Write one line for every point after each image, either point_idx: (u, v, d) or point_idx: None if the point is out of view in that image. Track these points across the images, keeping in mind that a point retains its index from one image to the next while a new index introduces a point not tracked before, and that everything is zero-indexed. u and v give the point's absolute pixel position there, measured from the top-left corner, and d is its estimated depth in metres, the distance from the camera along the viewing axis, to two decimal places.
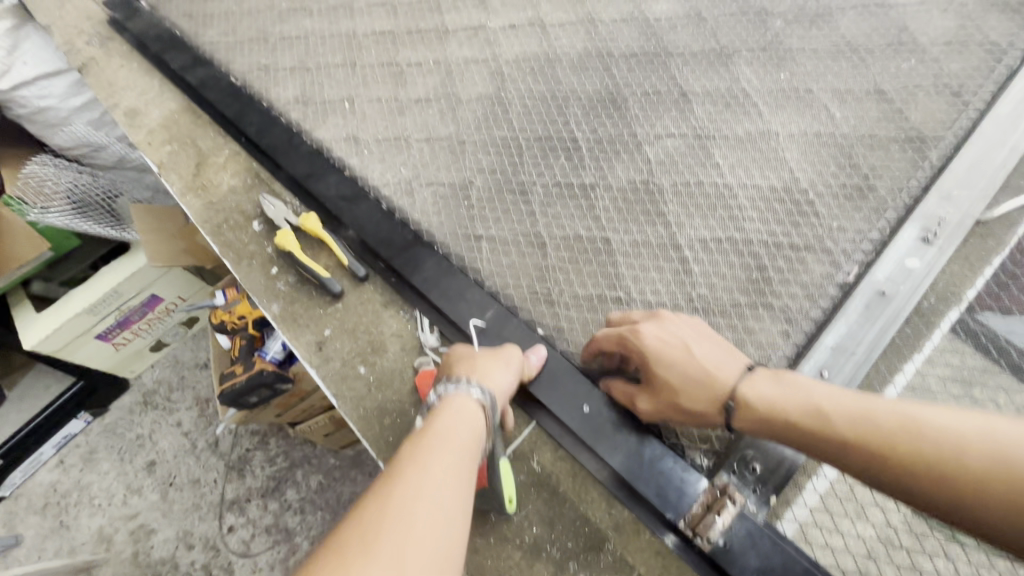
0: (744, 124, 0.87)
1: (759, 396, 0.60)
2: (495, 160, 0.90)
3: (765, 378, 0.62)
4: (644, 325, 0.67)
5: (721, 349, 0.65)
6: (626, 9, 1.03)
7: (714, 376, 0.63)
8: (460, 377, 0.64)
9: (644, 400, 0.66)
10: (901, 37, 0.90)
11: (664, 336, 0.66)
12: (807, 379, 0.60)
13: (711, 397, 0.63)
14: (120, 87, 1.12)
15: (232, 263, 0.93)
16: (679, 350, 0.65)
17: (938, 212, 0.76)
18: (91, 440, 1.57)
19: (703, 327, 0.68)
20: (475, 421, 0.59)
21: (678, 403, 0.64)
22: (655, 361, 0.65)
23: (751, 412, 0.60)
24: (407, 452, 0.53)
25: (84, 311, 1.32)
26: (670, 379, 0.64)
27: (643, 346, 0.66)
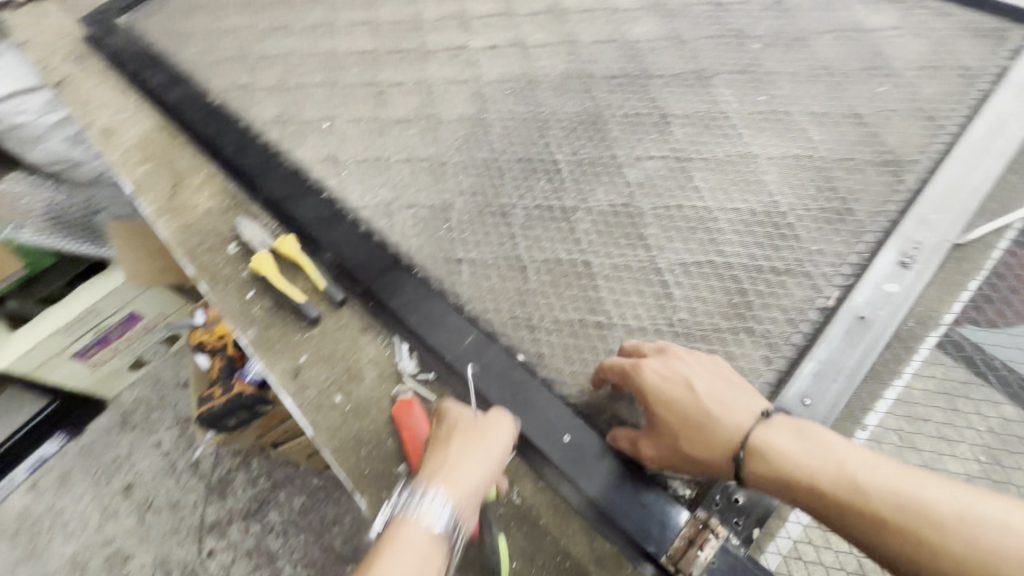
0: (724, 147, 0.87)
1: (778, 451, 0.58)
2: (476, 182, 0.89)
3: (784, 430, 0.59)
4: (650, 362, 0.65)
5: (734, 392, 0.63)
6: (606, 31, 1.03)
7: (725, 423, 0.60)
8: (421, 489, 0.61)
9: (647, 440, 0.64)
10: (876, 62, 0.92)
11: (670, 374, 0.64)
12: (834, 438, 0.58)
13: (720, 447, 0.60)
14: (96, 106, 1.10)
15: (207, 286, 0.90)
16: (685, 390, 0.62)
17: (915, 236, 0.75)
18: (65, 463, 1.51)
19: (721, 366, 0.66)
20: (425, 553, 0.58)
21: (681, 447, 0.62)
22: (661, 400, 0.63)
23: (766, 467, 0.58)
24: None
25: (60, 331, 1.27)
26: (675, 422, 0.62)
27: (646, 383, 0.64)
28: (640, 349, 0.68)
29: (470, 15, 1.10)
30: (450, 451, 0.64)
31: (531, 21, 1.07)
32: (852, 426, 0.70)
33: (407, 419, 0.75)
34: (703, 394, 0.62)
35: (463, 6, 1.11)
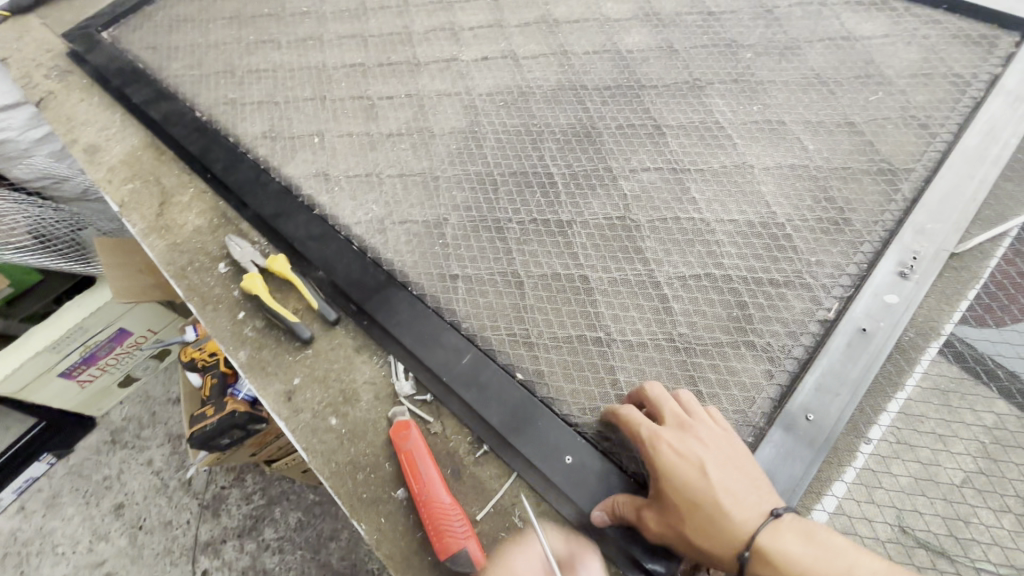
0: (719, 157, 0.86)
1: (788, 556, 0.54)
2: (470, 196, 0.88)
3: (795, 532, 0.56)
4: (667, 435, 0.62)
5: (748, 482, 0.60)
6: (598, 41, 1.03)
7: (733, 515, 0.57)
8: None
9: (651, 515, 0.61)
10: (868, 70, 0.92)
11: (684, 452, 0.61)
12: (843, 543, 0.55)
13: (725, 541, 0.57)
14: (80, 122, 1.08)
15: (196, 307, 0.88)
16: (698, 473, 0.59)
17: (912, 246, 0.76)
18: (54, 484, 1.48)
19: (739, 447, 0.62)
20: None
21: (686, 533, 0.58)
22: (672, 479, 0.60)
23: (773, 572, 0.54)
24: None
25: (46, 350, 1.23)
26: (682, 505, 0.59)
27: (660, 458, 0.61)
28: (658, 416, 0.65)
29: (461, 27, 1.09)
30: None
31: (522, 32, 1.06)
32: (856, 440, 0.68)
33: (404, 442, 0.73)
34: (716, 479, 0.59)
35: (454, 18, 1.10)
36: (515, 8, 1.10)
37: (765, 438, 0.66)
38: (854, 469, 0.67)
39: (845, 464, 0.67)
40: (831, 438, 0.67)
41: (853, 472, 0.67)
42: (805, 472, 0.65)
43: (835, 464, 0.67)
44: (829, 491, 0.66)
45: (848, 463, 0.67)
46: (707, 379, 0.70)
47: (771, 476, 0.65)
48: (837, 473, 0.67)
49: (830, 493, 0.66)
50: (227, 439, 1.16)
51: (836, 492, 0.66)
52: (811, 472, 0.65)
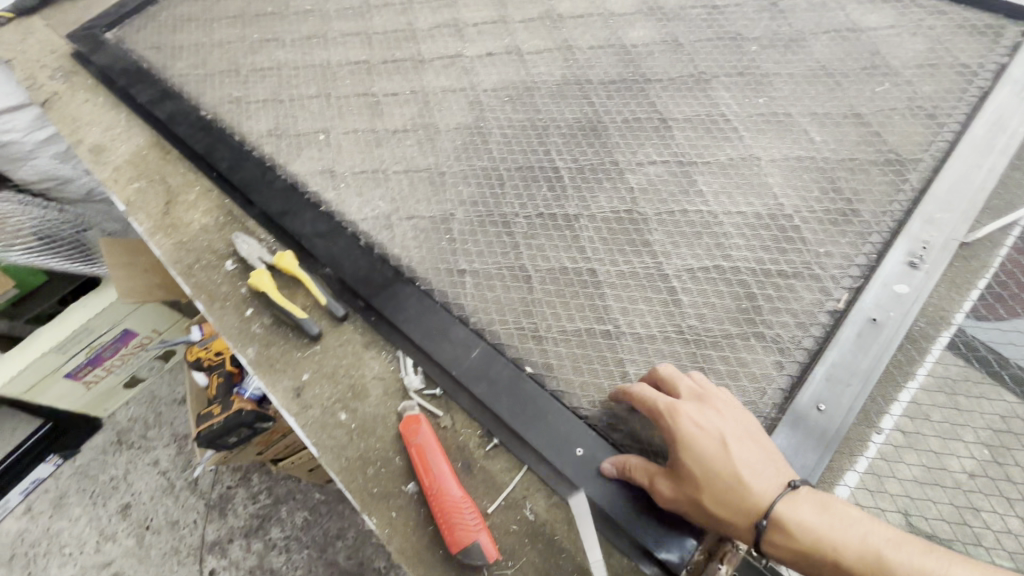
0: (725, 150, 0.86)
1: (804, 525, 0.55)
2: (476, 192, 0.88)
3: (811, 503, 0.57)
4: (687, 408, 0.62)
5: (765, 454, 0.60)
6: (603, 36, 1.03)
7: (752, 487, 0.57)
8: None
9: (666, 485, 0.61)
10: (874, 61, 0.92)
11: (705, 425, 0.60)
12: (855, 511, 0.57)
13: (742, 512, 0.57)
14: (85, 123, 1.08)
15: (204, 305, 0.88)
16: (718, 445, 0.59)
17: (922, 236, 0.76)
18: (61, 484, 1.48)
19: (755, 421, 0.62)
20: None
21: (704, 504, 0.58)
22: (691, 452, 0.59)
23: (788, 540, 0.56)
24: None
25: (53, 350, 1.23)
26: (701, 477, 0.58)
27: (679, 430, 0.61)
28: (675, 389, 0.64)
29: (465, 23, 1.09)
30: None
31: (527, 28, 1.06)
32: (867, 430, 0.68)
33: (414, 437, 0.73)
34: (736, 452, 0.58)
35: (458, 14, 1.10)
36: (519, 3, 1.10)
37: (777, 428, 0.67)
38: (866, 459, 0.67)
39: (856, 454, 0.67)
40: (843, 428, 0.67)
41: (865, 462, 0.67)
42: (817, 462, 0.65)
43: (847, 455, 0.67)
44: (841, 481, 0.66)
45: (860, 453, 0.67)
46: (717, 371, 0.70)
47: None
48: (849, 464, 0.67)
49: (842, 484, 0.66)
50: (234, 437, 1.16)
51: (848, 482, 0.66)
52: (823, 463, 0.65)
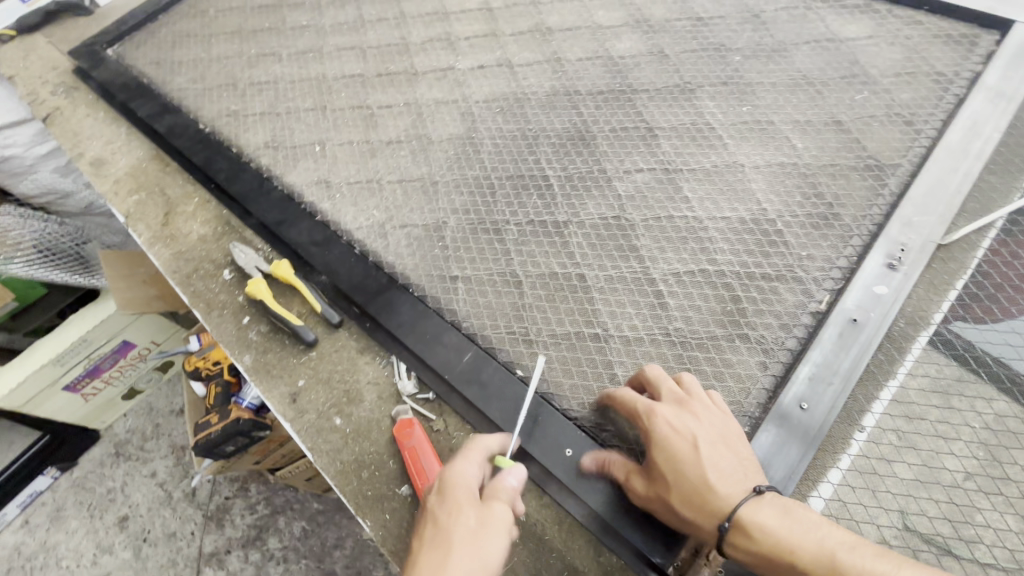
0: (710, 157, 0.89)
1: (764, 529, 0.56)
2: (468, 200, 0.90)
3: (774, 506, 0.58)
4: (663, 411, 0.63)
5: (736, 459, 0.61)
6: (591, 48, 1.05)
7: (718, 489, 0.59)
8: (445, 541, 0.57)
9: (639, 481, 0.64)
10: (854, 70, 0.94)
11: (679, 427, 0.62)
12: (817, 517, 0.58)
13: (706, 513, 0.59)
14: (86, 137, 1.11)
15: (202, 313, 0.90)
16: (689, 446, 0.61)
17: (900, 238, 0.78)
18: (58, 497, 1.49)
19: (734, 427, 0.63)
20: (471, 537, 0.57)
21: (671, 503, 0.61)
22: (663, 452, 0.61)
23: (748, 542, 0.57)
24: (432, 532, 0.58)
25: (50, 363, 1.24)
26: (670, 476, 0.61)
27: (654, 431, 0.63)
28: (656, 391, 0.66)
29: (457, 37, 1.12)
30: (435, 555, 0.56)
31: (517, 41, 1.09)
32: (850, 428, 0.70)
33: (407, 440, 0.74)
34: (705, 455, 0.60)
35: (450, 28, 1.13)
36: (509, 17, 1.13)
37: (761, 427, 0.68)
38: (849, 456, 0.69)
39: (839, 452, 0.69)
40: (824, 425, 0.68)
41: (848, 459, 0.69)
42: (800, 460, 0.67)
43: (830, 452, 0.69)
44: (824, 478, 0.68)
45: (843, 450, 0.69)
46: (703, 372, 0.72)
47: (768, 463, 0.66)
48: (832, 461, 0.68)
49: (825, 481, 0.68)
50: (231, 446, 1.17)
51: (832, 479, 0.68)
52: (806, 460, 0.67)
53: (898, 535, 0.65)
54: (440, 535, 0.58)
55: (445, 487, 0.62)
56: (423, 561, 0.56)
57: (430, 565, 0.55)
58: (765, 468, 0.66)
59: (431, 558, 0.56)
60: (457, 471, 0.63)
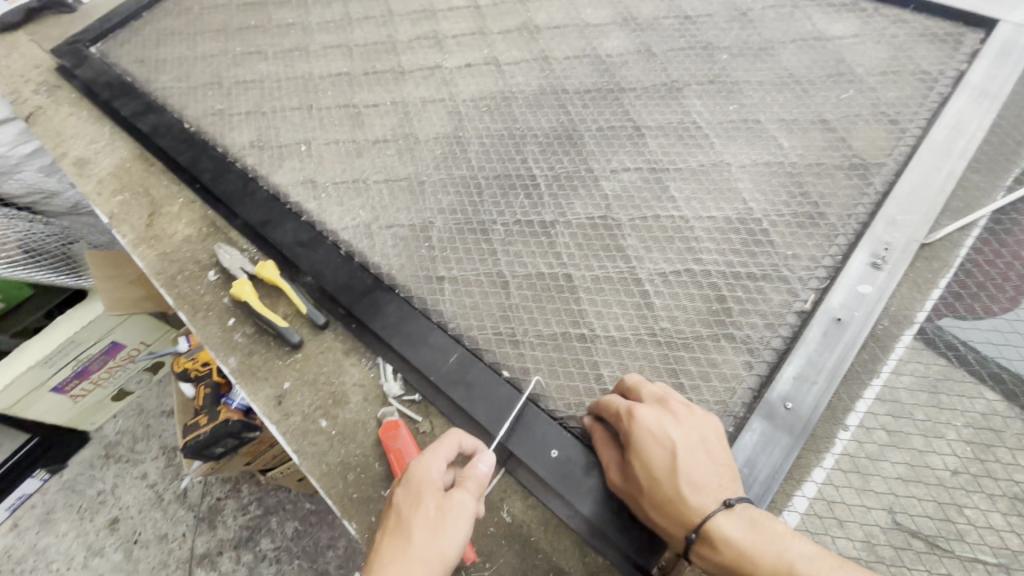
0: (697, 156, 0.89)
1: (729, 540, 0.56)
2: (455, 200, 0.90)
3: (742, 518, 0.57)
4: (645, 414, 0.62)
5: (711, 468, 0.60)
6: (579, 46, 1.05)
7: (689, 498, 0.58)
8: (406, 530, 0.58)
9: (617, 481, 0.64)
10: (840, 68, 0.94)
11: (658, 431, 0.61)
12: (782, 529, 0.58)
13: (676, 522, 0.59)
14: (69, 136, 1.09)
15: (187, 315, 0.89)
16: (665, 453, 0.60)
17: (884, 237, 0.78)
18: (47, 499, 1.47)
19: (713, 433, 0.62)
20: (432, 528, 0.58)
21: (644, 507, 0.61)
22: (640, 457, 0.61)
23: (713, 553, 0.57)
24: (395, 521, 0.59)
25: (37, 364, 1.23)
26: (644, 483, 0.61)
27: (634, 434, 0.62)
28: (637, 393, 0.65)
29: (445, 35, 1.11)
30: (396, 543, 0.57)
31: (505, 39, 1.09)
32: (834, 427, 0.70)
33: (393, 442, 0.74)
34: (681, 463, 0.59)
35: (437, 26, 1.13)
36: (496, 15, 1.12)
37: (746, 426, 0.68)
38: (833, 455, 0.69)
39: (823, 451, 0.69)
40: (809, 425, 0.68)
41: (832, 458, 0.69)
42: (784, 459, 0.67)
43: (815, 451, 0.69)
44: (808, 477, 0.68)
45: (827, 449, 0.69)
46: (689, 371, 0.72)
47: (752, 463, 0.66)
48: (816, 460, 0.69)
49: (809, 480, 0.68)
50: (221, 447, 1.16)
51: (816, 478, 0.68)
52: (791, 459, 0.67)
53: (882, 532, 0.66)
54: (402, 523, 0.59)
55: (409, 476, 0.61)
56: (384, 548, 0.58)
57: (390, 553, 0.57)
58: (750, 468, 0.66)
59: (392, 546, 0.57)
60: (421, 460, 0.62)
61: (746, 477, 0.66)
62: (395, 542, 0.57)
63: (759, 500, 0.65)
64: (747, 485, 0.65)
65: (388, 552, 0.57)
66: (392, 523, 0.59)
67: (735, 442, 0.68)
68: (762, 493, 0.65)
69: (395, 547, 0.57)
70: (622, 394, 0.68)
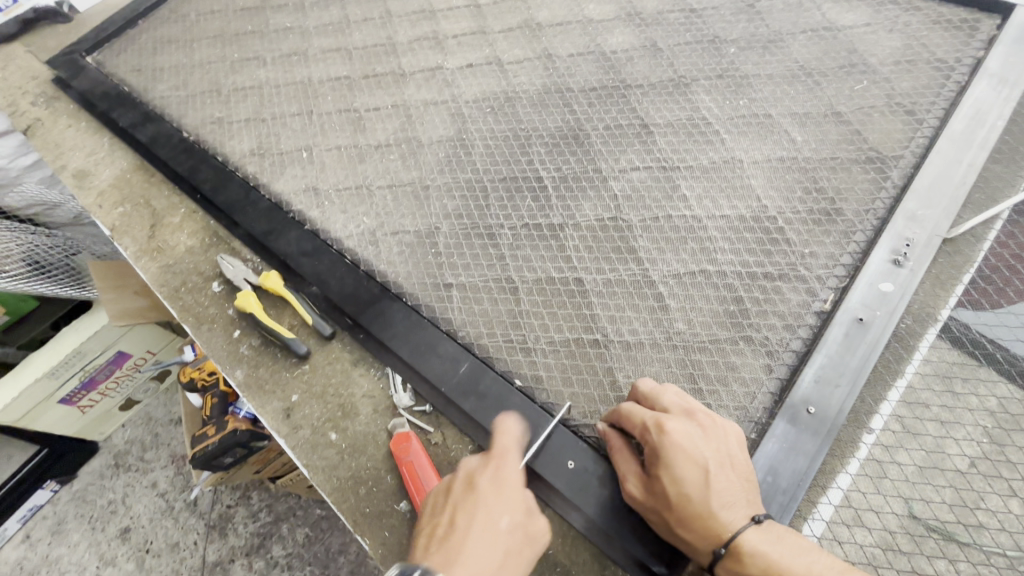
0: (708, 153, 0.86)
1: (760, 555, 0.55)
2: (461, 204, 0.88)
3: (768, 531, 0.56)
4: (672, 423, 0.61)
5: (738, 482, 0.59)
6: (582, 43, 1.03)
7: (720, 510, 0.57)
8: (492, 538, 0.58)
9: (638, 493, 0.62)
10: (852, 59, 0.92)
11: (688, 442, 0.59)
12: (807, 542, 0.56)
13: (704, 536, 0.57)
14: (67, 148, 1.08)
15: (192, 328, 0.88)
16: (696, 467, 0.58)
17: (905, 233, 0.76)
18: (59, 510, 1.47)
19: (741, 445, 0.61)
20: (517, 543, 0.59)
21: (669, 521, 0.59)
22: (669, 469, 0.59)
23: (739, 567, 0.55)
24: (484, 523, 0.58)
25: (45, 376, 1.21)
26: (672, 496, 0.58)
27: (662, 444, 0.60)
28: (661, 403, 0.63)
29: (445, 35, 1.09)
30: (482, 548, 0.57)
31: (506, 38, 1.06)
32: (858, 431, 0.68)
33: (405, 455, 0.73)
34: (713, 475, 0.58)
35: (437, 26, 1.11)
36: (497, 14, 1.10)
37: (767, 434, 0.66)
38: (858, 461, 0.67)
39: (847, 456, 0.67)
40: (835, 428, 0.66)
41: (857, 463, 0.67)
42: (809, 466, 0.65)
43: (838, 457, 0.67)
44: (833, 484, 0.66)
45: (851, 454, 0.67)
46: (706, 376, 0.70)
47: (774, 471, 0.65)
48: (841, 465, 0.67)
49: (835, 486, 0.66)
50: (230, 457, 1.15)
51: (841, 484, 0.66)
52: (816, 465, 0.65)
53: (901, 524, 0.64)
54: (488, 527, 0.58)
55: (501, 481, 0.62)
56: (468, 550, 0.57)
57: (477, 558, 0.56)
58: (773, 476, 0.64)
59: (478, 550, 0.57)
60: (513, 471, 0.63)
61: (769, 486, 0.64)
62: (483, 545, 0.57)
63: (784, 510, 0.63)
64: (770, 495, 0.64)
65: (472, 555, 0.56)
66: (480, 525, 0.58)
67: (757, 450, 0.66)
68: (787, 503, 0.63)
69: (481, 550, 0.57)
70: (638, 404, 0.66)
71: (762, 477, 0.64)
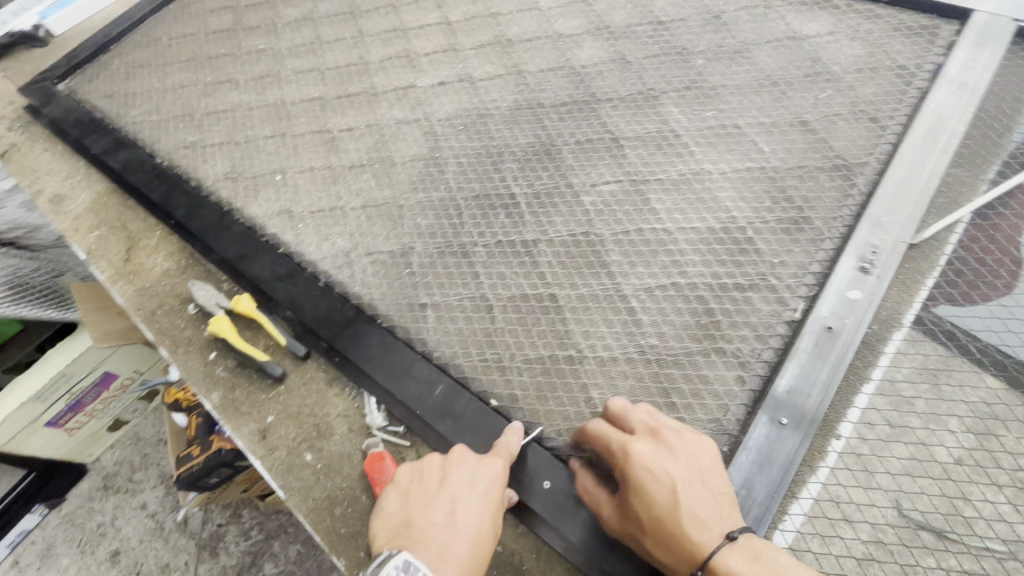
0: (677, 166, 0.87)
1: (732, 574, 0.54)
2: (434, 223, 0.88)
3: (743, 551, 0.56)
4: (639, 445, 0.61)
5: (712, 500, 0.59)
6: (553, 59, 1.03)
7: (695, 527, 0.57)
8: (486, 538, 0.60)
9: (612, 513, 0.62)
10: (816, 68, 0.93)
11: (656, 463, 0.59)
12: (785, 560, 0.56)
13: (679, 556, 0.57)
14: (44, 173, 1.07)
15: (168, 351, 0.87)
16: (664, 488, 0.58)
17: (871, 240, 0.77)
18: (48, 534, 1.44)
19: (714, 454, 0.61)
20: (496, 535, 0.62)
21: (645, 541, 0.59)
22: (638, 491, 0.59)
23: None
24: (481, 522, 0.60)
25: (31, 399, 1.19)
26: (644, 518, 0.59)
27: (630, 468, 0.60)
28: (631, 423, 0.64)
29: (418, 53, 1.09)
30: (477, 545, 0.59)
31: (477, 55, 1.07)
32: (827, 438, 0.69)
33: (378, 474, 0.72)
34: (684, 492, 0.58)
35: (409, 45, 1.11)
36: (468, 31, 1.11)
37: (741, 446, 0.66)
38: (827, 468, 0.67)
39: (817, 463, 0.67)
40: (806, 440, 0.67)
41: (826, 471, 0.67)
42: (783, 477, 0.65)
43: (809, 465, 0.67)
44: (803, 493, 0.66)
45: (821, 461, 0.67)
46: (680, 390, 0.70)
47: (749, 485, 0.65)
48: (810, 474, 0.67)
49: (805, 495, 0.66)
50: (216, 477, 1.15)
51: (810, 492, 0.66)
52: (788, 478, 0.65)
53: (875, 535, 0.64)
54: (483, 526, 0.60)
55: (498, 480, 0.63)
56: (464, 550, 0.58)
57: (469, 557, 0.58)
58: (748, 490, 0.65)
59: (472, 548, 0.59)
60: (505, 470, 0.64)
61: (745, 500, 0.64)
62: (478, 543, 0.59)
63: (760, 523, 0.63)
64: (746, 508, 0.64)
65: (467, 553, 0.58)
66: (477, 525, 0.60)
67: (731, 463, 0.66)
68: (762, 516, 0.64)
69: (474, 547, 0.59)
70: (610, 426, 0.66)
71: (737, 491, 0.65)
